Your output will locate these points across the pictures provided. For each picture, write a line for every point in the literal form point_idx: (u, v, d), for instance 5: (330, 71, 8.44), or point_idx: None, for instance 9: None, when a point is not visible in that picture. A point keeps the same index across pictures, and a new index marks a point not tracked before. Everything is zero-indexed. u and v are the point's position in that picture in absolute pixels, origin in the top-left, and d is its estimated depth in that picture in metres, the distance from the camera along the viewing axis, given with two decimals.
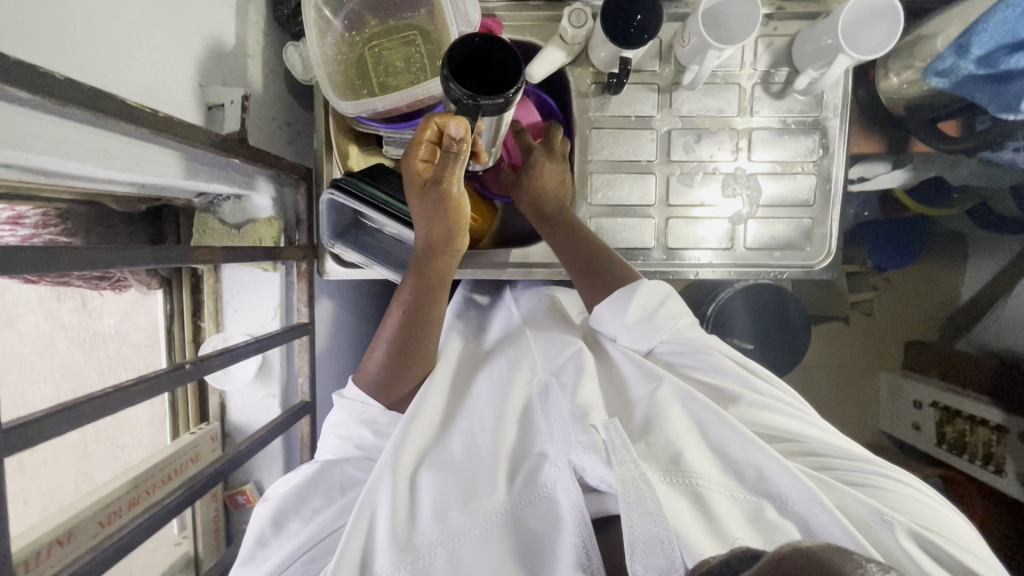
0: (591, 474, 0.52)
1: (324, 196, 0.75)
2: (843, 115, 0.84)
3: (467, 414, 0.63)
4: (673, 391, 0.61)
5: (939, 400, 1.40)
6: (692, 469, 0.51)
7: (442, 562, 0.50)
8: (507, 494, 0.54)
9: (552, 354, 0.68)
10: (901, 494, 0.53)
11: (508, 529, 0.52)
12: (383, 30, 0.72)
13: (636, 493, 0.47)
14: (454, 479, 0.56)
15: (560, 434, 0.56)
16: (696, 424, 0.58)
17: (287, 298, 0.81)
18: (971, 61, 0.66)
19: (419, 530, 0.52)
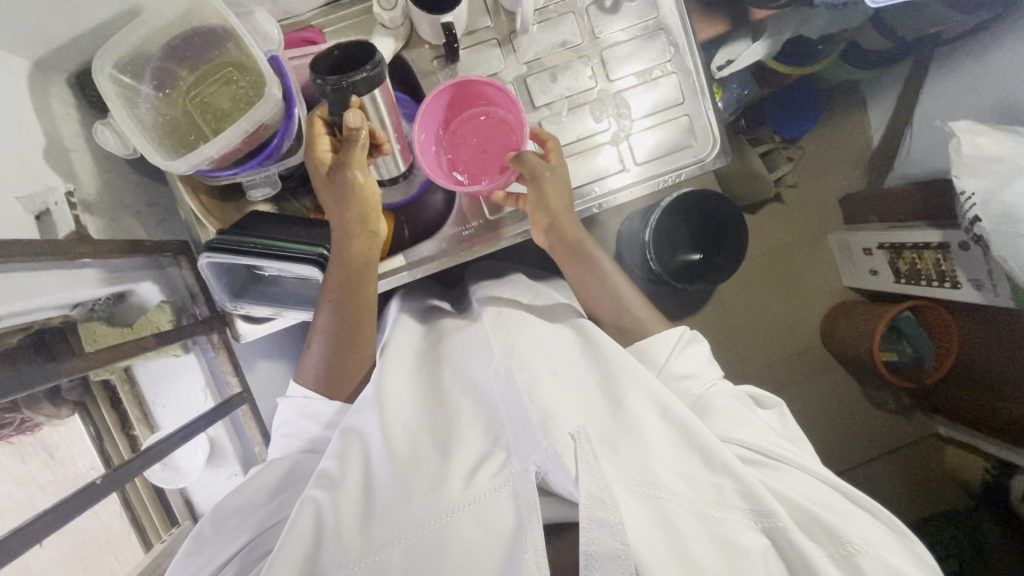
0: (556, 480, 0.49)
1: (202, 261, 0.72)
2: (679, 8, 0.85)
3: (427, 433, 0.59)
4: (649, 396, 0.58)
5: (884, 241, 1.48)
6: (662, 482, 0.50)
7: (388, 563, 0.48)
8: (460, 491, 0.50)
9: (512, 350, 0.63)
10: (876, 527, 0.53)
11: (454, 529, 0.48)
12: (199, 78, 0.69)
13: (602, 509, 0.46)
14: (407, 475, 0.53)
15: (523, 433, 0.52)
16: (674, 428, 0.56)
17: (212, 375, 0.79)
18: None
19: (366, 536, 0.50)
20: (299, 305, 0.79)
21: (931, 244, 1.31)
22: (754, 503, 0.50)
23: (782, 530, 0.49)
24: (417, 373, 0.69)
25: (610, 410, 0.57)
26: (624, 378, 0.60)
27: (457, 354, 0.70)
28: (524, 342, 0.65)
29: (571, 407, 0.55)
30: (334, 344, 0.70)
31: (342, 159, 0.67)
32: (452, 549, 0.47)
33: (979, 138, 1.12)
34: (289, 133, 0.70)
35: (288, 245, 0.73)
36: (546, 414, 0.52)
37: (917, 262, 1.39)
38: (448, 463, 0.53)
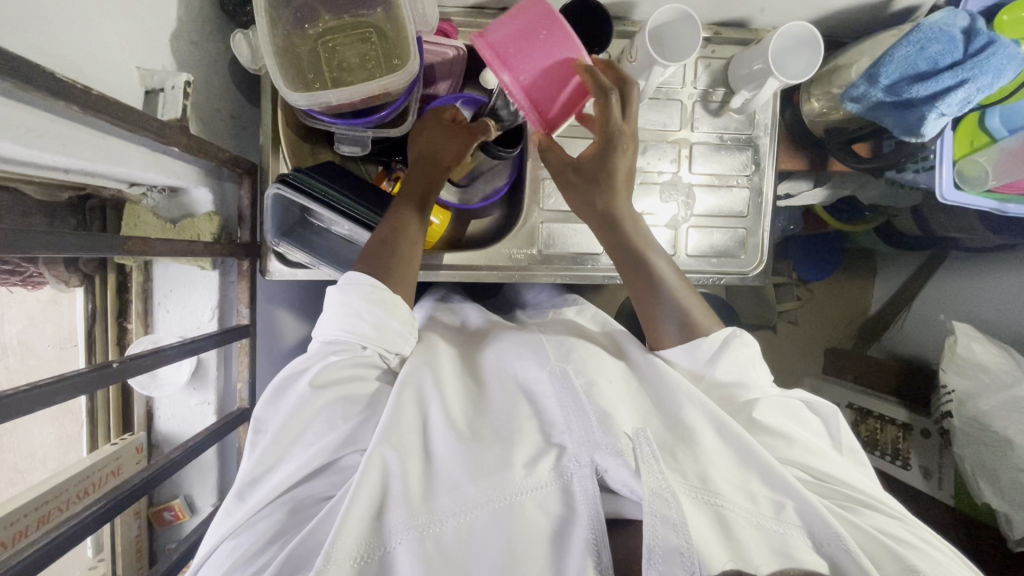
0: (616, 477, 0.56)
1: (271, 190, 0.72)
2: (772, 134, 0.91)
3: (484, 416, 0.65)
4: (706, 417, 0.63)
5: (853, 402, 1.54)
6: (719, 491, 0.56)
7: (454, 531, 0.54)
8: (523, 476, 0.56)
9: (566, 354, 0.70)
10: (930, 557, 0.58)
11: (524, 509, 0.55)
12: (338, 26, 0.71)
13: (665, 507, 0.51)
14: (472, 451, 0.59)
15: (580, 431, 0.58)
16: (731, 452, 0.61)
17: (225, 299, 0.76)
18: (879, 90, 0.69)
19: (434, 502, 0.56)
20: (336, 264, 0.78)
21: (897, 420, 1.40)
22: (814, 526, 0.56)
23: (847, 554, 0.54)
24: (470, 361, 0.76)
25: (664, 421, 0.63)
26: (678, 394, 0.65)
27: (511, 341, 0.75)
28: (580, 349, 0.71)
29: (625, 413, 0.61)
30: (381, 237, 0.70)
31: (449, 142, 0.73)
32: (522, 529, 0.54)
33: (975, 344, 1.21)
34: (398, 108, 0.72)
35: (356, 206, 0.73)
36: (605, 416, 0.59)
37: (878, 432, 1.46)
38: (508, 449, 0.59)
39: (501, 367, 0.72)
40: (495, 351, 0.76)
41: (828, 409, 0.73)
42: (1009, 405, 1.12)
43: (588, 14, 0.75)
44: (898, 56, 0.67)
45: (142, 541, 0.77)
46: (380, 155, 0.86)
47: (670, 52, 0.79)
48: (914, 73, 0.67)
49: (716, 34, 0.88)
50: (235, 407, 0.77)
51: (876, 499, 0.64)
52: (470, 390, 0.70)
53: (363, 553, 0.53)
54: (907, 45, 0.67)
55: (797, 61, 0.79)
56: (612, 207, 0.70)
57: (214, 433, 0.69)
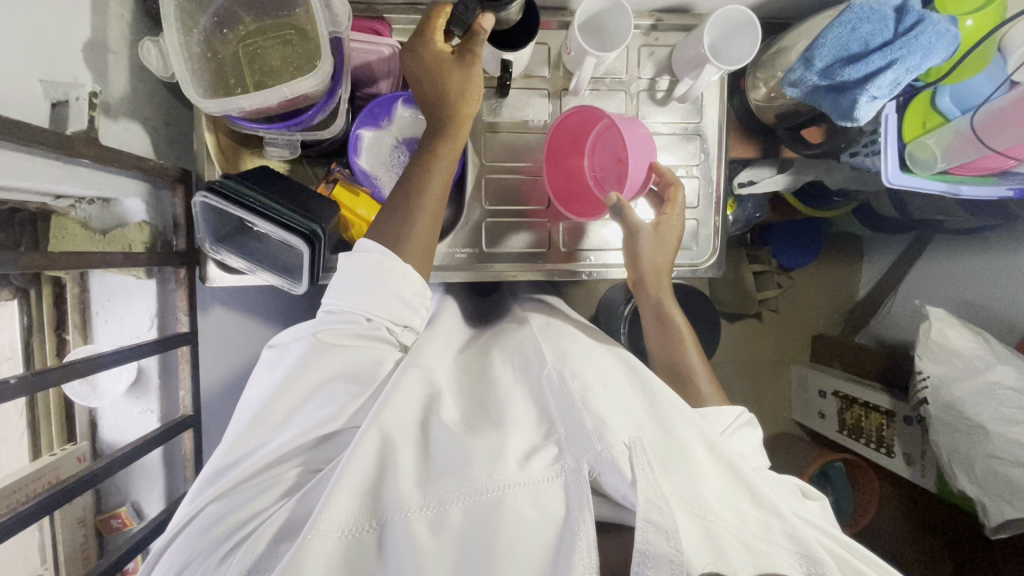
0: (609, 482, 0.55)
1: (198, 199, 0.71)
2: (721, 122, 0.88)
3: (480, 414, 0.65)
4: (702, 437, 0.63)
5: (839, 389, 1.53)
6: (711, 507, 0.55)
7: (432, 518, 0.53)
8: (517, 469, 0.55)
9: (564, 362, 0.72)
10: None
11: (512, 500, 0.53)
12: (259, 28, 0.71)
13: (659, 514, 0.50)
14: (466, 441, 0.58)
15: (577, 434, 0.59)
16: (724, 467, 0.60)
17: (164, 307, 0.77)
18: (814, 74, 0.68)
19: (417, 489, 0.55)
20: (276, 269, 0.78)
21: (880, 407, 1.38)
22: (802, 547, 0.54)
23: None
24: (471, 366, 0.77)
25: (660, 431, 0.62)
26: (673, 412, 0.65)
27: (512, 364, 0.76)
28: (578, 359, 0.73)
29: (619, 422, 0.60)
30: (397, 204, 0.70)
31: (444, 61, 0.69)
32: (509, 519, 0.52)
33: (948, 330, 1.17)
34: (325, 108, 0.71)
35: (285, 210, 0.72)
36: (601, 422, 0.58)
37: (862, 419, 1.45)
38: (505, 443, 0.58)
39: (498, 379, 0.73)
40: (491, 368, 0.76)
41: (819, 498, 0.75)
42: (981, 391, 1.10)
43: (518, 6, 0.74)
44: (830, 38, 0.65)
45: (90, 548, 0.77)
46: (324, 156, 0.88)
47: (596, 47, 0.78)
48: (848, 55, 0.66)
49: (658, 21, 0.85)
50: (179, 414, 0.78)
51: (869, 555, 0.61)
52: (468, 394, 0.70)
53: (348, 530, 0.53)
54: (838, 27, 0.65)
55: (736, 46, 0.76)
56: (652, 261, 0.81)
57: (151, 440, 0.69)
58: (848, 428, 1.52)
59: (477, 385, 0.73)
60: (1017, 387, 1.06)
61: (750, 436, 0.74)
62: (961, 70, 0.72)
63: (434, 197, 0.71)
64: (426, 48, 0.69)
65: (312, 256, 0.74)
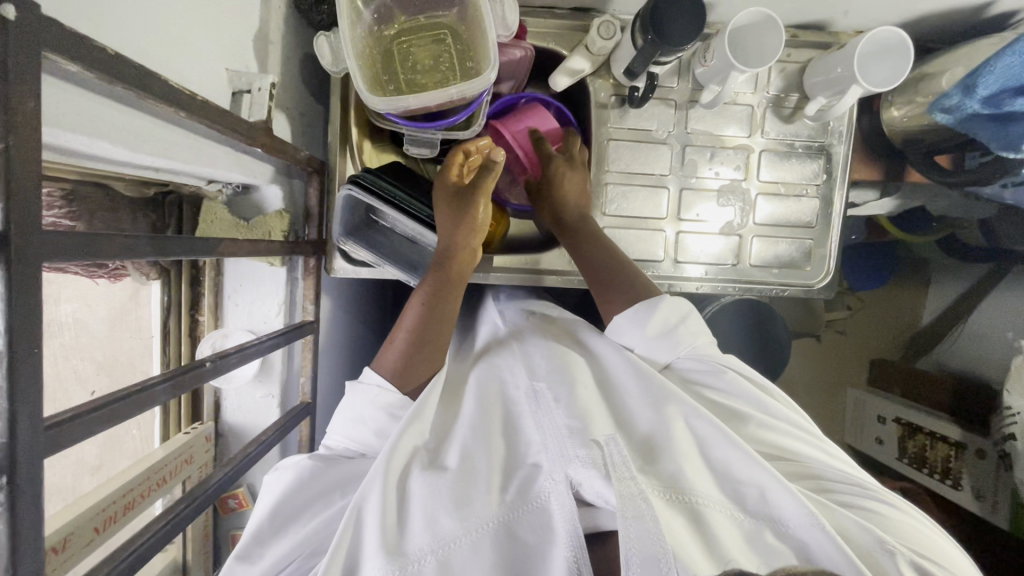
0: (589, 489, 0.54)
1: (342, 191, 0.73)
2: (847, 142, 0.87)
3: (454, 432, 0.62)
4: (675, 404, 0.61)
5: (902, 416, 1.50)
6: (690, 487, 0.54)
7: (433, 569, 0.51)
8: (500, 503, 0.54)
9: (536, 367, 0.68)
10: (901, 521, 0.55)
11: (505, 534, 0.53)
12: (413, 27, 0.71)
13: (638, 513, 0.49)
14: (445, 482, 0.55)
15: (556, 447, 0.57)
16: (696, 441, 0.58)
17: (292, 295, 0.79)
18: (975, 102, 0.67)
19: (409, 541, 0.52)
20: (401, 264, 0.79)
21: (950, 439, 1.37)
22: (787, 514, 0.52)
23: (825, 540, 0.50)
24: (454, 372, 0.74)
25: (630, 434, 0.60)
26: (653, 398, 0.62)
27: (500, 350, 0.73)
28: (550, 358, 0.68)
29: (600, 420, 0.60)
30: (432, 308, 0.69)
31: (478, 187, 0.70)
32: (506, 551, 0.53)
33: None
34: (470, 111, 0.71)
35: (424, 208, 0.74)
36: (579, 426, 0.57)
37: (927, 449, 1.42)
38: (483, 478, 0.56)
39: (483, 375, 0.69)
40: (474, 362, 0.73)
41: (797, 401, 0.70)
42: None
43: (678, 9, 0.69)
44: (1001, 66, 0.64)
45: (208, 529, 0.78)
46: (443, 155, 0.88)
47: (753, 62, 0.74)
48: (1017, 85, 0.65)
49: (793, 37, 0.84)
50: (298, 402, 0.79)
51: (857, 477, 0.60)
52: (453, 404, 0.67)
53: None
54: (1012, 56, 0.63)
55: (881, 69, 0.75)
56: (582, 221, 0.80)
57: (285, 425, 0.71)
58: (910, 456, 1.48)
59: (455, 392, 0.69)
60: None
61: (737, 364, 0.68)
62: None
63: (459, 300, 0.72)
64: (442, 180, 0.71)
65: None
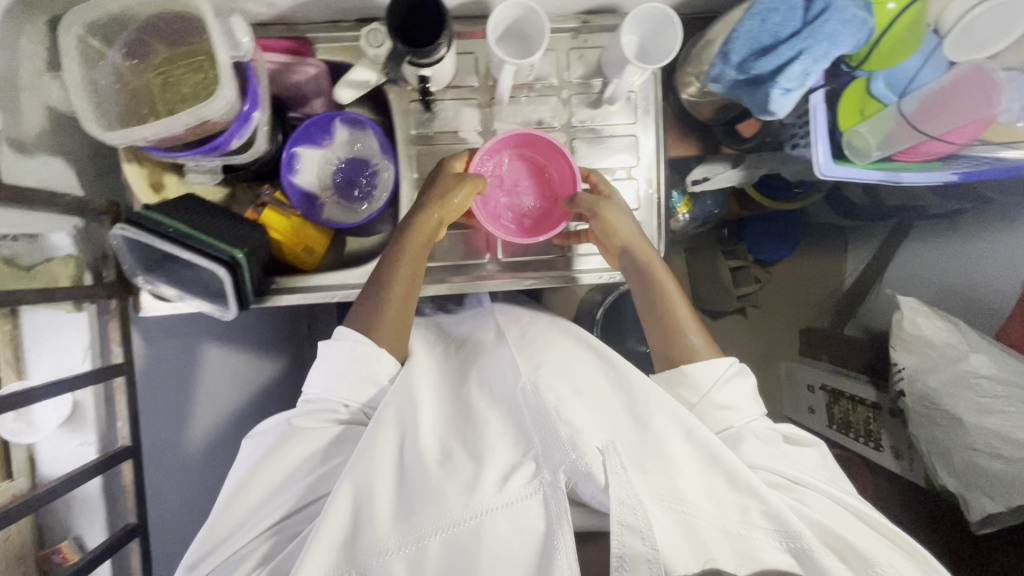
0: (585, 489, 0.56)
1: (113, 232, 0.71)
2: (658, 121, 0.86)
3: (457, 436, 0.64)
4: (679, 421, 0.64)
5: (828, 383, 1.48)
6: (688, 500, 0.58)
7: (417, 553, 0.54)
8: (494, 493, 0.55)
9: (536, 369, 0.70)
10: (886, 553, 0.61)
11: (485, 528, 0.54)
12: (172, 55, 0.71)
13: (632, 516, 0.53)
14: (443, 477, 0.58)
15: (551, 445, 0.57)
16: (706, 457, 0.62)
17: (97, 338, 0.77)
18: (728, 68, 0.65)
19: (404, 523, 0.56)
20: (204, 295, 0.78)
21: (866, 400, 1.33)
22: (781, 525, 0.59)
23: (805, 549, 0.58)
24: (447, 374, 0.77)
25: (635, 428, 0.63)
26: (650, 402, 0.65)
27: (490, 359, 0.76)
28: (547, 365, 0.71)
29: (594, 425, 0.60)
30: (380, 266, 0.76)
31: (446, 168, 0.80)
32: (485, 544, 0.53)
33: (920, 318, 1.13)
34: (241, 133, 0.71)
35: (201, 237, 0.72)
36: (574, 429, 0.58)
37: (850, 413, 1.40)
38: (478, 468, 0.58)
39: (479, 387, 0.72)
40: (471, 371, 0.76)
41: (808, 441, 0.75)
42: (956, 381, 1.06)
43: (426, 9, 0.66)
44: (743, 30, 0.63)
45: None
46: (257, 179, 0.88)
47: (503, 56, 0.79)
48: (762, 47, 0.63)
49: (584, 23, 0.84)
50: (117, 445, 0.78)
51: (849, 503, 0.66)
52: (444, 408, 0.70)
53: None
54: (749, 19, 0.63)
55: (661, 42, 0.75)
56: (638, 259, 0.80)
57: (92, 467, 0.72)
58: (839, 423, 1.45)
59: (461, 397, 0.72)
60: (994, 375, 1.02)
61: (743, 385, 0.74)
62: (870, 55, 0.73)
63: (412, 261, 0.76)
64: (445, 163, 0.81)
65: (234, 282, 0.74)
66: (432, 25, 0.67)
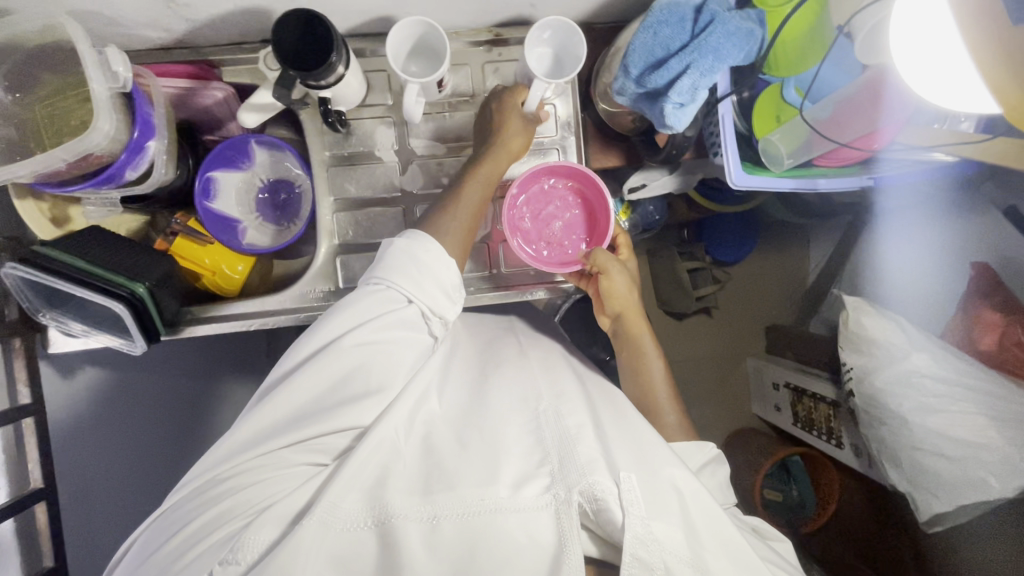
0: (604, 518, 0.58)
1: (3, 272, 0.67)
2: (578, 132, 0.85)
3: (483, 429, 0.66)
4: (686, 479, 0.62)
5: (791, 380, 1.44)
6: (693, 560, 0.57)
7: (429, 528, 0.56)
8: (508, 495, 0.59)
9: (555, 395, 0.72)
10: None
11: (501, 519, 0.57)
12: (57, 88, 0.68)
13: (643, 552, 0.55)
14: (467, 469, 0.60)
15: (571, 463, 0.60)
16: (708, 516, 0.60)
17: (3, 379, 0.75)
18: (627, 81, 0.64)
19: (431, 498, 0.58)
20: (115, 330, 0.75)
21: (827, 398, 1.29)
22: None
23: None
24: (469, 368, 0.77)
25: (646, 472, 0.61)
26: (662, 452, 0.64)
27: (505, 368, 0.77)
28: (565, 390, 0.73)
29: (617, 455, 0.62)
30: (443, 198, 0.75)
31: (512, 104, 0.77)
32: (495, 537, 0.56)
33: (865, 317, 1.09)
34: (135, 163, 0.69)
35: (103, 274, 0.70)
36: (594, 458, 0.61)
37: (812, 411, 1.37)
38: (498, 467, 0.61)
39: (500, 388, 0.72)
40: (489, 371, 0.76)
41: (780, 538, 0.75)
42: (900, 380, 1.02)
43: (314, 31, 0.64)
44: (638, 42, 0.62)
45: None
46: (172, 206, 0.86)
47: (412, 75, 0.77)
48: (658, 60, 0.62)
49: (496, 36, 0.83)
50: (31, 487, 0.76)
51: None
52: (465, 396, 0.71)
53: (353, 526, 0.56)
54: (643, 32, 0.62)
55: (570, 53, 0.73)
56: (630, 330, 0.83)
57: None
58: (802, 421, 1.42)
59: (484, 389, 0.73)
60: (934, 374, 1.00)
61: (720, 473, 0.74)
62: (777, 57, 0.73)
63: (473, 189, 0.75)
64: (506, 92, 0.78)
65: (138, 317, 0.72)
66: (324, 48, 0.65)
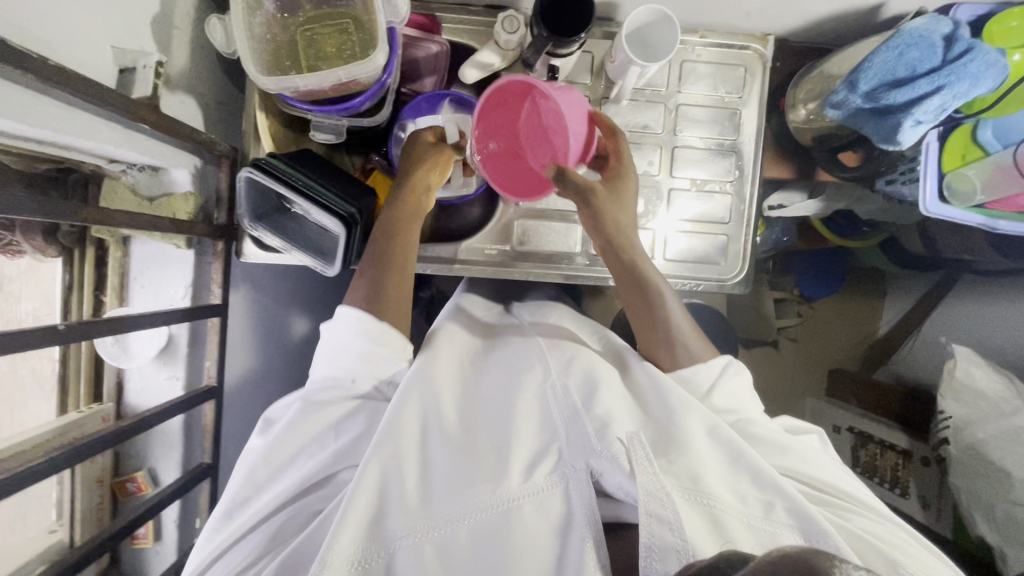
0: (610, 480, 0.54)
1: (243, 173, 0.74)
2: (758, 142, 0.89)
3: (481, 418, 0.61)
4: (703, 419, 0.60)
5: (856, 425, 1.35)
6: (711, 491, 0.53)
7: (434, 546, 0.53)
8: (519, 483, 0.54)
9: (564, 360, 0.65)
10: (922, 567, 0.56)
11: (519, 515, 0.53)
12: (318, 15, 0.73)
13: (660, 507, 0.49)
14: (462, 461, 0.57)
15: (573, 438, 0.56)
16: (729, 458, 0.58)
17: (199, 278, 0.80)
18: (857, 96, 0.68)
19: (429, 504, 0.55)
20: (310, 251, 0.79)
21: (896, 446, 1.25)
22: (807, 526, 0.53)
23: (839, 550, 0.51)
24: (474, 344, 0.73)
25: (658, 428, 0.59)
26: (676, 401, 0.61)
27: (513, 338, 0.72)
28: (580, 353, 0.66)
29: (622, 416, 0.58)
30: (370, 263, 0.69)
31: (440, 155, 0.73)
32: (517, 533, 0.52)
33: (974, 368, 1.11)
34: (373, 97, 0.73)
35: (325, 192, 0.74)
36: (600, 422, 0.56)
37: (877, 458, 1.29)
38: (503, 457, 0.56)
39: (492, 363, 0.68)
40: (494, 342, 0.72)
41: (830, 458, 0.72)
42: (1007, 435, 1.03)
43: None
44: (878, 60, 0.66)
45: (104, 507, 0.82)
46: (360, 145, 0.90)
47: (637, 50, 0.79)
48: (894, 79, 0.66)
49: (701, 37, 0.87)
50: (203, 384, 0.80)
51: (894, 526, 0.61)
52: (464, 378, 0.66)
53: (363, 557, 0.53)
54: (886, 51, 0.65)
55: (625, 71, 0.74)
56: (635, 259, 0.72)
57: (176, 405, 0.72)
58: (864, 467, 1.34)
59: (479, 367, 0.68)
60: None
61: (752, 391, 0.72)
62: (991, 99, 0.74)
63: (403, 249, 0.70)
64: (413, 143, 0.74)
65: (347, 239, 0.76)
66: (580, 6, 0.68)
